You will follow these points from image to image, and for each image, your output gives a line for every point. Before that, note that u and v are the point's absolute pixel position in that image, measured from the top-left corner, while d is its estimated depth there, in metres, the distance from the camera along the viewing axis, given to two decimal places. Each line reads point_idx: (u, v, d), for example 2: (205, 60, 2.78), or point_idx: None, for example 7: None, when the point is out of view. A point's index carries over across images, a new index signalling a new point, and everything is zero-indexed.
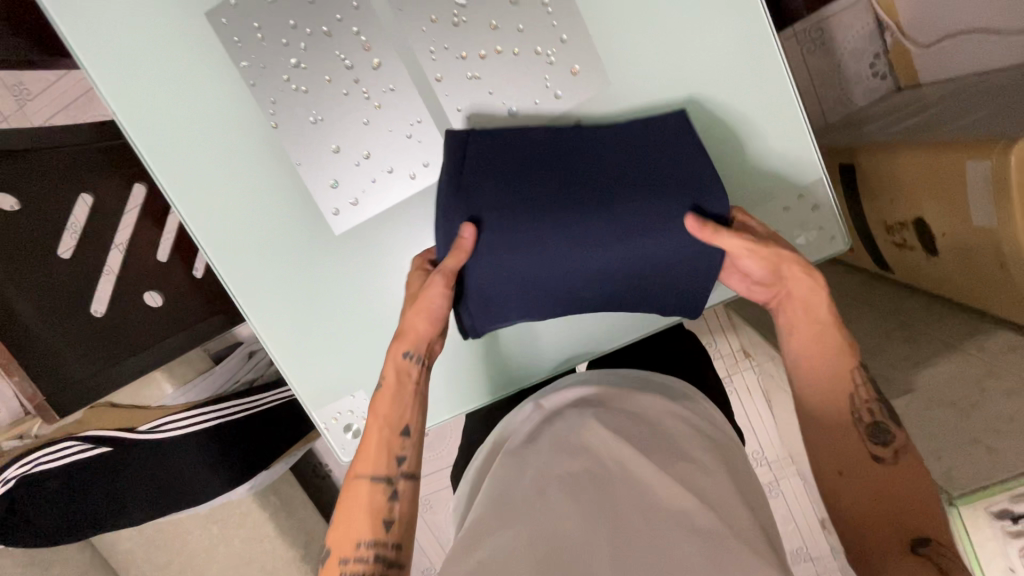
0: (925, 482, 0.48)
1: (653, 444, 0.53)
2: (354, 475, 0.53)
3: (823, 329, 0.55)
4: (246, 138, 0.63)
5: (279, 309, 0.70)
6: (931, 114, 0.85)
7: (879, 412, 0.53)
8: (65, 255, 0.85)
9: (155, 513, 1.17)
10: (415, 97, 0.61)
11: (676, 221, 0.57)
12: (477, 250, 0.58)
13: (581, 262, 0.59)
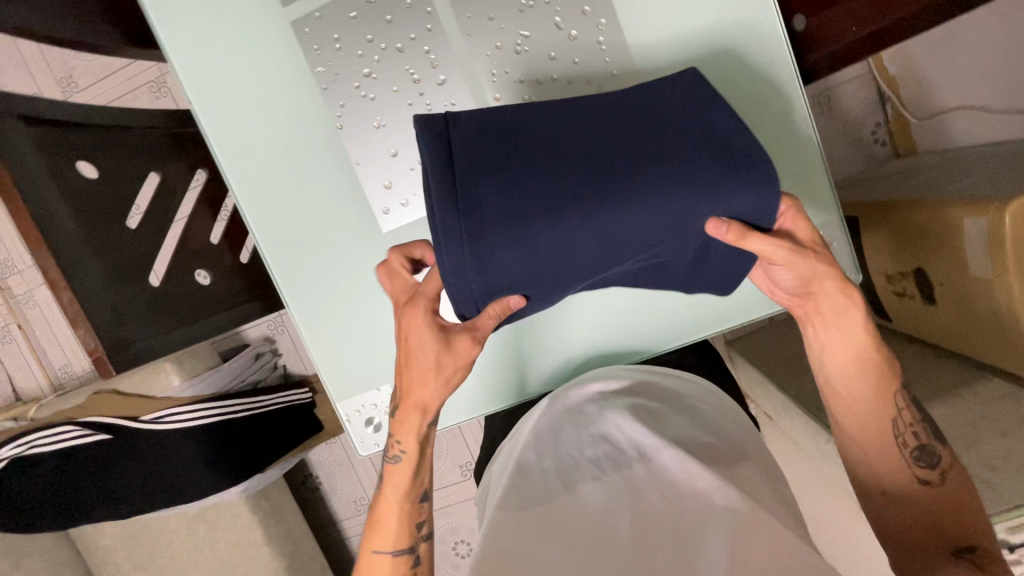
0: (970, 500, 0.56)
1: (675, 433, 0.58)
2: (375, 551, 0.61)
3: (864, 354, 0.59)
4: (310, 135, 0.69)
5: (322, 296, 0.73)
6: (930, 177, 0.93)
7: (924, 435, 0.59)
8: (133, 225, 0.85)
9: (142, 506, 1.15)
10: (473, 113, 0.66)
11: (715, 187, 0.49)
12: (483, 251, 0.49)
13: (608, 249, 0.51)
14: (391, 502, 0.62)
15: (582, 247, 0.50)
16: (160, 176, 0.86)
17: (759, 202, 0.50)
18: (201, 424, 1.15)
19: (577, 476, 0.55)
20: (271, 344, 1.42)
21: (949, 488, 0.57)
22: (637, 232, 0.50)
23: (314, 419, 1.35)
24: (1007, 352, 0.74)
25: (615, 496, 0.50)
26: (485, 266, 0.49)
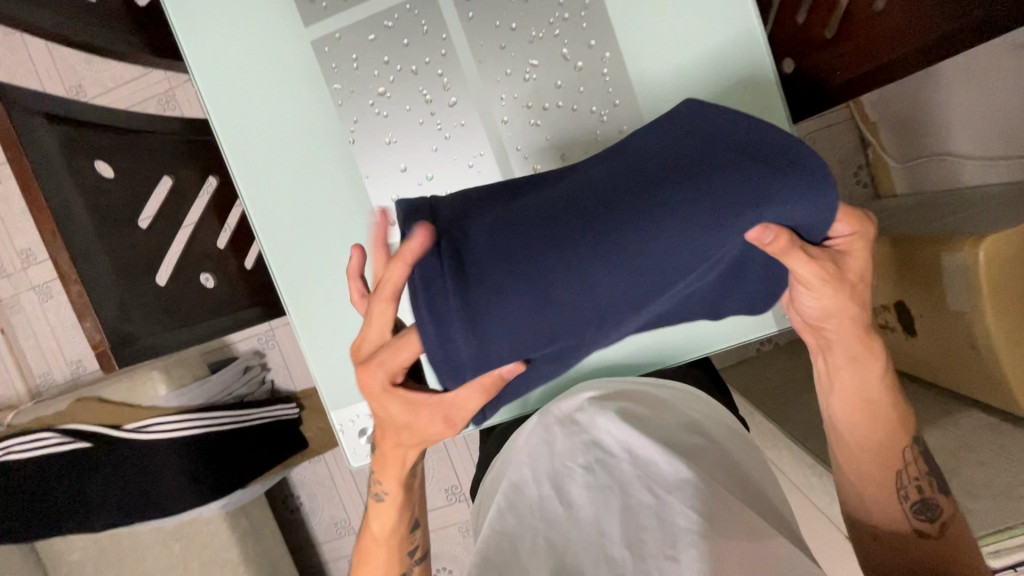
0: (967, 555, 0.55)
1: (662, 435, 0.58)
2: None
3: (873, 400, 0.59)
4: (323, 148, 0.71)
5: (326, 302, 0.74)
6: (906, 217, 0.98)
7: (927, 488, 0.59)
8: (144, 223, 0.79)
9: (117, 520, 1.12)
10: (482, 134, 0.69)
11: (765, 204, 0.38)
12: (469, 316, 0.39)
13: (641, 293, 0.40)
14: (378, 536, 0.64)
15: (611, 291, 0.40)
16: (172, 178, 0.83)
17: (812, 215, 0.40)
18: (186, 434, 1.13)
19: (568, 487, 0.55)
20: (261, 358, 1.41)
21: (947, 543, 0.56)
22: (671, 266, 0.40)
23: (298, 435, 1.33)
24: (982, 382, 0.77)
25: (605, 498, 0.52)
26: (483, 334, 0.39)
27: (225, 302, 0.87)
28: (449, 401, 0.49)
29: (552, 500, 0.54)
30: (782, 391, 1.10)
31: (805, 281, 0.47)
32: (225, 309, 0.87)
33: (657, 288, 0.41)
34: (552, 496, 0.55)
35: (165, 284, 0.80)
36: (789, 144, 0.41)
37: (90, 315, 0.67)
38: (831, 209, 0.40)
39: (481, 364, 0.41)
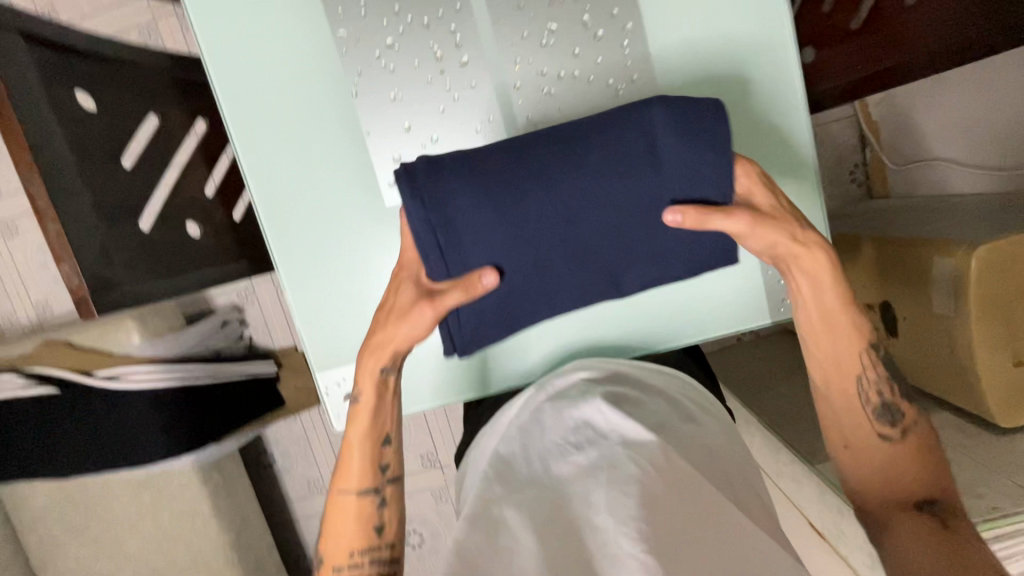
0: (924, 452, 0.62)
1: (651, 421, 0.60)
2: (338, 494, 0.63)
3: (833, 315, 0.63)
4: (322, 98, 0.67)
5: (315, 262, 0.71)
6: (898, 219, 0.99)
7: (887, 392, 0.63)
8: (127, 164, 0.76)
9: (86, 468, 1.10)
10: (493, 99, 0.67)
11: (660, 149, 0.57)
12: (450, 206, 0.55)
13: (579, 213, 0.56)
14: (352, 445, 0.63)
15: (552, 196, 0.56)
16: (158, 117, 0.78)
17: (699, 153, 0.56)
18: (159, 387, 1.09)
19: (555, 463, 0.56)
20: (239, 314, 1.36)
21: (908, 442, 0.62)
22: (600, 192, 0.56)
23: (274, 393, 1.31)
24: (950, 385, 0.79)
25: (590, 473, 0.53)
26: (457, 222, 0.56)
27: (211, 254, 0.83)
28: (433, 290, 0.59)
29: (539, 471, 0.56)
30: (761, 381, 1.11)
31: (742, 228, 0.58)
32: (211, 259, 0.83)
33: (589, 198, 0.56)
34: (536, 465, 0.57)
35: (150, 231, 0.77)
36: (687, 104, 0.58)
37: (69, 258, 0.66)
38: (711, 148, 0.57)
39: (448, 236, 0.56)
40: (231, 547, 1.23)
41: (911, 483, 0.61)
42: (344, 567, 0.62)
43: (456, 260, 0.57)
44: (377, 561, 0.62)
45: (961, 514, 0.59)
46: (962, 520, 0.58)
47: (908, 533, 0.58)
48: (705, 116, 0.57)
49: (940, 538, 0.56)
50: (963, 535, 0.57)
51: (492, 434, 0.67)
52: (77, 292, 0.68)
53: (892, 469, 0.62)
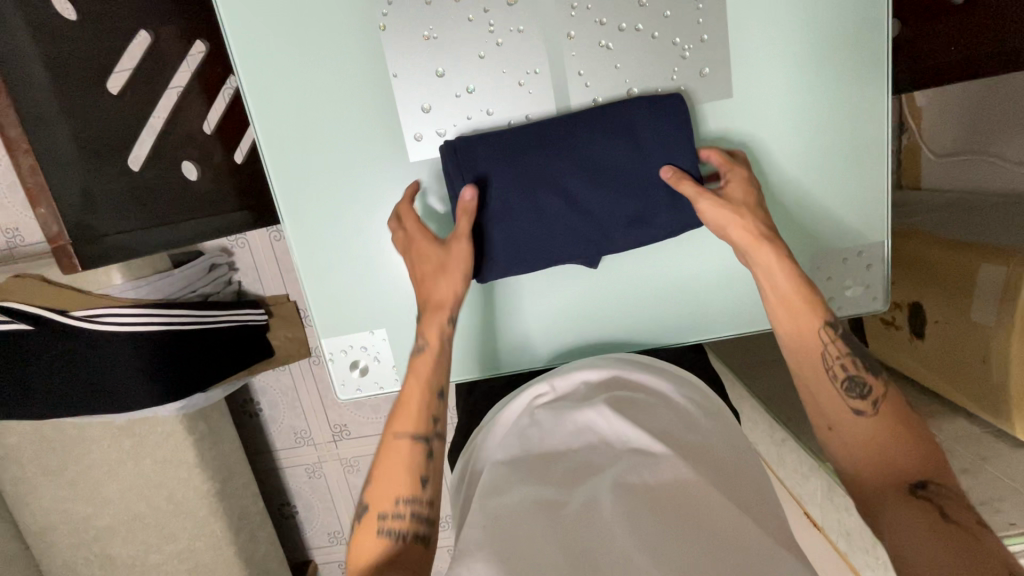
0: (902, 425, 0.54)
1: (657, 425, 0.58)
2: (393, 436, 0.55)
3: (789, 296, 0.59)
4: (344, 30, 0.58)
5: (323, 221, 0.64)
6: (935, 217, 0.96)
7: (856, 362, 0.57)
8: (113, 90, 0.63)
9: (63, 412, 1.03)
10: (540, 47, 0.58)
11: (624, 112, 0.58)
12: (461, 144, 0.58)
13: (572, 163, 0.58)
14: (410, 385, 0.57)
15: (554, 143, 0.58)
16: (151, 36, 0.68)
17: (682, 129, 0.57)
18: (142, 330, 1.02)
19: (554, 469, 0.55)
20: (229, 258, 1.29)
21: (880, 415, 0.54)
22: (572, 144, 0.58)
23: (263, 344, 1.25)
24: (975, 395, 0.78)
25: (591, 482, 0.53)
26: (469, 154, 0.57)
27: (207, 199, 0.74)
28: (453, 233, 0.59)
29: (537, 477, 0.54)
30: None
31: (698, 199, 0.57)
32: (209, 206, 0.74)
33: (585, 163, 0.58)
34: (537, 470, 0.56)
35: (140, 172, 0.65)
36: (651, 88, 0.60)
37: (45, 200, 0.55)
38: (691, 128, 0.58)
39: (464, 166, 0.57)
40: (216, 496, 1.21)
41: (896, 459, 0.51)
42: (387, 517, 0.51)
43: (467, 183, 0.58)
44: (422, 518, 0.52)
45: (961, 497, 0.48)
46: (961, 503, 0.47)
47: (897, 519, 0.48)
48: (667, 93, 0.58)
49: (938, 522, 0.45)
50: (965, 521, 0.45)
51: (495, 436, 0.65)
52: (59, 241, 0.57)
53: (877, 450, 0.53)
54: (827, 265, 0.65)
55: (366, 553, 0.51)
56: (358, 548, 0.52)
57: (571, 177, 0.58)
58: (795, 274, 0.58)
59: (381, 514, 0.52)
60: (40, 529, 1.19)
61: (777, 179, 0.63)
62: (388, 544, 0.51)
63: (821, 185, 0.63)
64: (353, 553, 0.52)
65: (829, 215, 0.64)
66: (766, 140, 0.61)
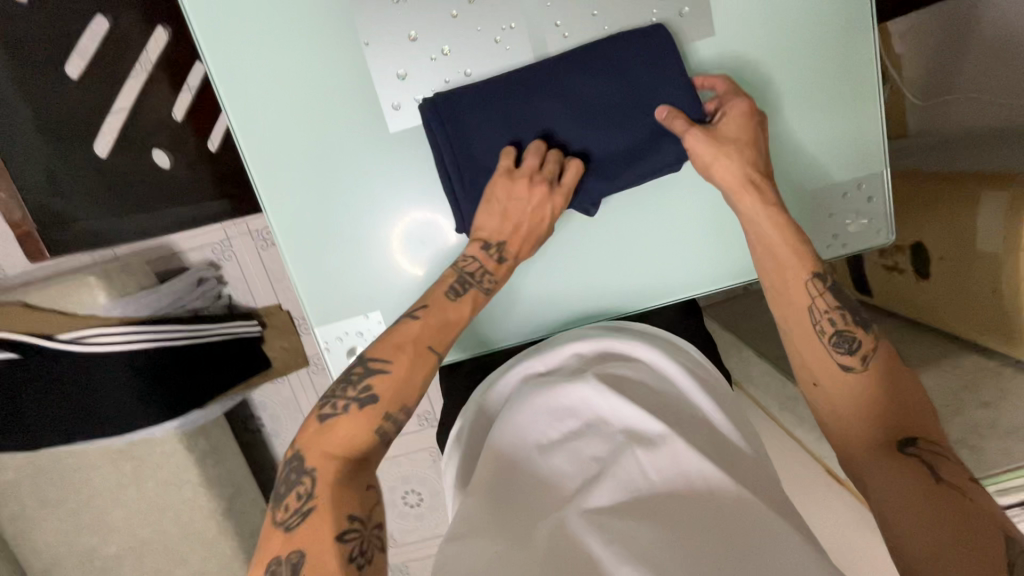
0: (889, 379, 0.54)
1: (654, 403, 0.54)
2: (428, 348, 0.56)
3: (773, 242, 0.57)
4: (312, 1, 0.56)
5: (304, 195, 0.61)
6: (923, 159, 0.96)
7: (845, 317, 0.55)
8: (75, 75, 0.72)
9: (57, 440, 1.00)
10: (513, 1, 0.57)
11: (612, 55, 0.56)
12: (443, 102, 0.57)
13: (558, 114, 0.57)
14: (465, 314, 0.59)
15: (540, 92, 0.57)
16: (110, 23, 0.71)
17: (669, 68, 0.56)
18: (137, 348, 1.00)
19: (545, 457, 0.52)
20: (216, 271, 1.23)
21: (870, 370, 0.54)
22: (558, 92, 0.57)
23: (259, 355, 1.22)
24: (989, 328, 0.76)
25: (593, 469, 0.50)
26: (451, 113, 0.57)
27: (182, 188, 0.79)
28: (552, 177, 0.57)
29: (525, 471, 0.51)
30: None
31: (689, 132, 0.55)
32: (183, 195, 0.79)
33: (575, 107, 0.57)
34: (524, 459, 0.52)
35: (107, 156, 0.75)
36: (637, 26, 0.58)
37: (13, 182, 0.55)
38: (679, 65, 0.57)
39: (445, 129, 0.57)
40: (224, 515, 1.18)
41: (884, 422, 0.52)
42: (391, 417, 0.52)
43: (451, 143, 0.58)
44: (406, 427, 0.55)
45: (948, 453, 0.49)
46: (953, 461, 0.48)
47: (890, 478, 0.49)
48: (654, 32, 0.56)
49: (931, 484, 0.46)
50: (961, 482, 0.47)
51: (483, 414, 0.63)
52: (20, 228, 0.77)
53: (867, 406, 0.53)
54: (826, 200, 0.63)
55: (351, 442, 0.50)
56: (342, 431, 0.50)
57: (562, 125, 0.58)
58: (780, 219, 0.57)
59: (388, 413, 0.52)
60: (43, 566, 1.14)
61: (767, 118, 0.61)
62: (377, 440, 0.51)
63: (813, 121, 0.61)
64: (329, 431, 0.50)
65: (826, 151, 0.62)
66: (754, 78, 0.60)
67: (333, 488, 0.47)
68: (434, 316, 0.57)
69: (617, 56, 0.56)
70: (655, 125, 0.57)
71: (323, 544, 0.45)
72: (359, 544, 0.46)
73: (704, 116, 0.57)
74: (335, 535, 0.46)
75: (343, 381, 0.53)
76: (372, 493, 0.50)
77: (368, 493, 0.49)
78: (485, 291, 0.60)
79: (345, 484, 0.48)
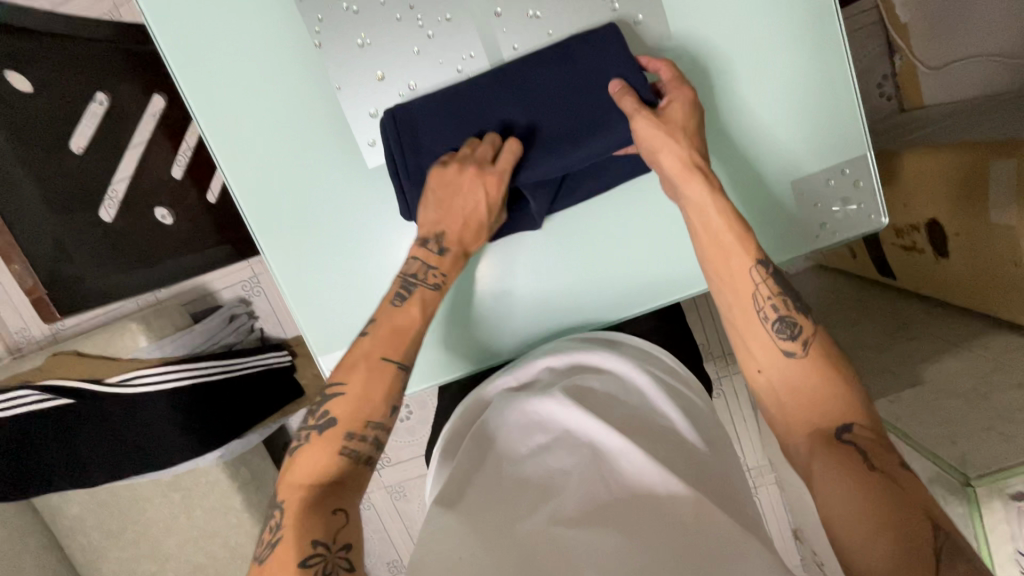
0: (831, 364, 0.53)
1: (620, 417, 0.61)
2: (382, 359, 0.58)
3: (721, 235, 0.57)
4: (285, 55, 0.60)
5: (290, 223, 0.65)
6: (932, 131, 0.92)
7: (787, 303, 0.55)
8: (78, 149, 0.81)
9: (111, 476, 1.07)
10: (471, 31, 0.60)
11: (570, 59, 0.58)
12: (410, 114, 0.59)
13: (521, 115, 0.59)
14: (414, 316, 0.61)
15: (503, 95, 0.59)
16: (110, 97, 0.81)
17: (625, 65, 0.57)
18: (175, 386, 1.07)
19: (518, 467, 0.59)
20: (247, 307, 1.30)
21: (811, 356, 0.53)
22: (521, 95, 0.59)
23: (292, 384, 1.27)
24: (1010, 302, 0.73)
25: (561, 477, 0.56)
26: (417, 126, 0.60)
27: (187, 240, 0.87)
28: (483, 160, 0.57)
29: (503, 478, 0.58)
30: None
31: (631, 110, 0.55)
32: (190, 249, 0.88)
33: (532, 103, 0.59)
34: (501, 467, 0.59)
35: (112, 220, 0.85)
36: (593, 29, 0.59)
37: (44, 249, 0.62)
38: (632, 57, 0.58)
39: (411, 141, 0.60)
40: None
41: (821, 408, 0.51)
42: (352, 437, 0.56)
43: (414, 148, 0.60)
44: (375, 446, 0.57)
45: (884, 437, 0.49)
46: (884, 447, 0.48)
47: (821, 464, 0.49)
48: (609, 32, 0.58)
49: (866, 474, 0.46)
50: (889, 468, 0.47)
51: (462, 423, 0.69)
52: (32, 292, 0.86)
53: (803, 392, 0.53)
54: (811, 187, 0.62)
55: (315, 471, 0.54)
56: (305, 462, 0.54)
57: (522, 121, 0.59)
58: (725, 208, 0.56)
59: (348, 434, 0.56)
60: None
61: (735, 114, 0.61)
62: (344, 461, 0.55)
63: (784, 110, 0.61)
64: (295, 465, 0.54)
65: (803, 140, 0.61)
66: (717, 76, 0.61)
67: (298, 516, 0.51)
68: (383, 324, 0.60)
69: (574, 58, 0.58)
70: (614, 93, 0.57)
71: (286, 571, 0.48)
72: (322, 566, 0.49)
73: (653, 99, 0.57)
74: (297, 562, 0.49)
75: (307, 414, 0.58)
76: (341, 516, 0.52)
77: (334, 516, 0.52)
78: (432, 288, 0.62)
79: (309, 511, 0.51)
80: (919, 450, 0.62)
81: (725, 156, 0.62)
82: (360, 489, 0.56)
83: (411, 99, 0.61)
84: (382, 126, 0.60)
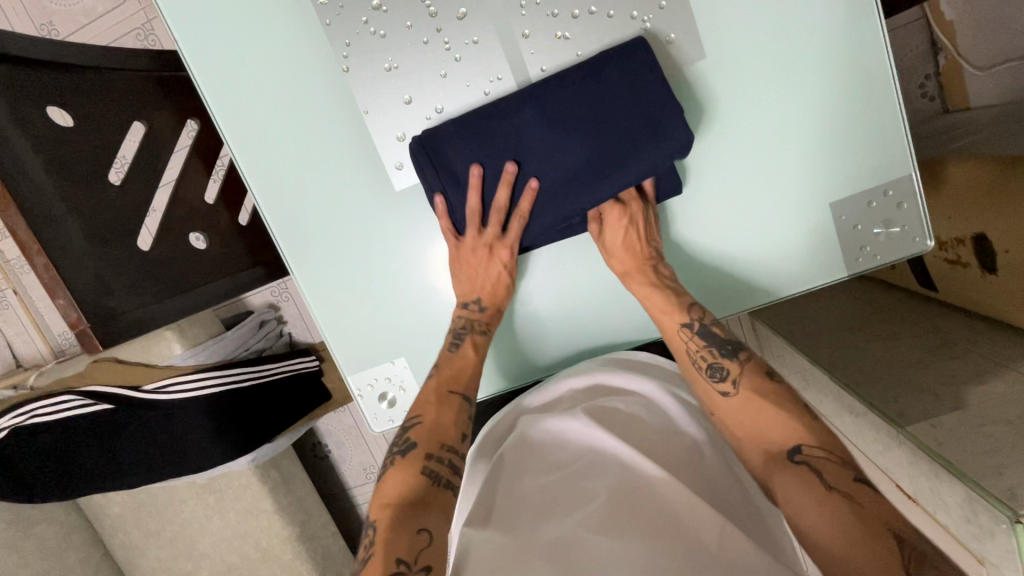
0: (769, 396, 0.57)
1: (649, 443, 0.61)
2: (449, 393, 0.62)
3: (651, 299, 0.62)
4: (312, 80, 0.60)
5: (325, 246, 0.66)
6: (979, 138, 0.88)
7: (713, 351, 0.61)
8: (116, 181, 0.84)
9: (148, 478, 1.10)
10: (498, 53, 0.59)
11: (605, 78, 0.56)
12: (440, 140, 0.58)
13: (554, 140, 0.57)
14: (468, 361, 0.64)
15: (537, 118, 0.57)
16: (146, 124, 0.84)
17: (656, 84, 0.56)
18: (206, 393, 1.09)
19: (546, 482, 0.60)
20: (276, 312, 1.35)
21: (744, 394, 0.58)
22: (553, 118, 0.57)
23: (319, 387, 1.30)
24: None
25: (588, 500, 0.56)
26: (447, 148, 0.58)
27: (222, 263, 0.92)
28: (490, 239, 0.61)
29: (526, 489, 0.59)
30: (824, 333, 1.01)
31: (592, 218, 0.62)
32: (223, 269, 0.93)
33: (567, 125, 0.57)
34: (522, 478, 0.61)
35: (149, 248, 0.86)
36: (628, 45, 0.57)
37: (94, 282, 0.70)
38: (661, 72, 0.56)
39: (439, 159, 0.58)
40: (296, 538, 1.25)
41: (777, 436, 0.55)
42: (431, 458, 0.57)
43: (442, 167, 0.59)
44: (455, 471, 0.58)
45: (837, 455, 0.51)
46: (841, 463, 0.51)
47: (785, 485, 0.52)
48: (641, 51, 0.56)
49: (823, 490, 0.50)
50: (850, 486, 0.49)
51: (488, 444, 0.69)
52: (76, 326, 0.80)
53: (752, 425, 0.56)
54: (852, 206, 0.62)
55: (398, 492, 0.55)
56: (389, 484, 0.56)
57: (553, 143, 0.57)
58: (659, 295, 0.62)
59: (427, 456, 0.58)
60: None
61: (775, 134, 0.60)
62: (426, 482, 0.56)
63: (818, 128, 0.60)
64: (382, 488, 0.57)
65: (846, 158, 0.61)
66: (748, 95, 0.60)
67: (387, 533, 0.52)
68: (443, 369, 0.64)
69: (611, 81, 0.56)
70: (649, 121, 0.56)
71: None
72: None
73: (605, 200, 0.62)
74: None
75: (391, 443, 0.61)
76: (423, 538, 0.52)
77: (417, 536, 0.52)
78: (481, 334, 0.65)
79: (393, 529, 0.52)
80: (965, 479, 0.59)
81: (765, 176, 0.62)
82: (448, 514, 0.55)
83: (440, 123, 0.60)
84: (415, 154, 0.59)
